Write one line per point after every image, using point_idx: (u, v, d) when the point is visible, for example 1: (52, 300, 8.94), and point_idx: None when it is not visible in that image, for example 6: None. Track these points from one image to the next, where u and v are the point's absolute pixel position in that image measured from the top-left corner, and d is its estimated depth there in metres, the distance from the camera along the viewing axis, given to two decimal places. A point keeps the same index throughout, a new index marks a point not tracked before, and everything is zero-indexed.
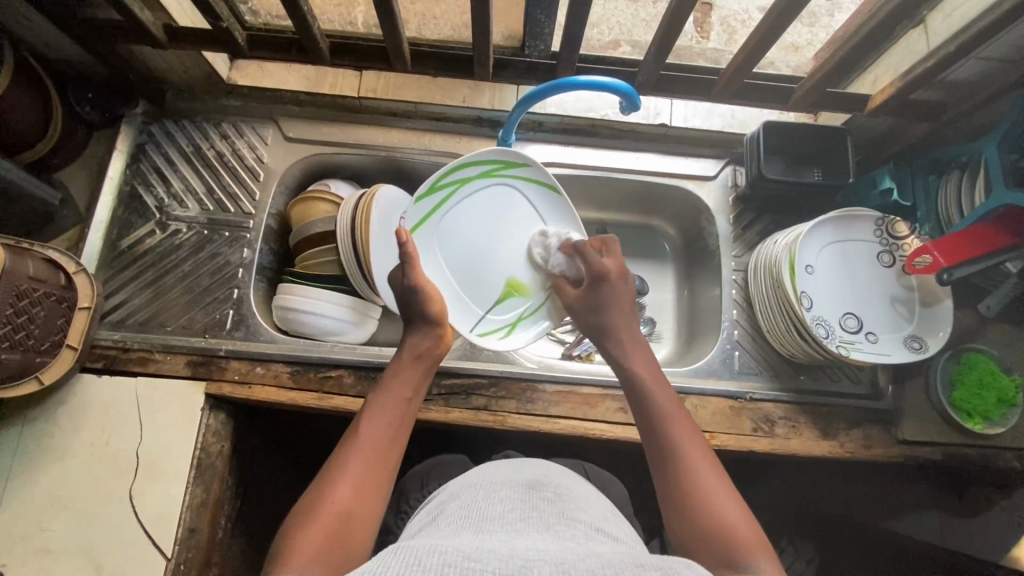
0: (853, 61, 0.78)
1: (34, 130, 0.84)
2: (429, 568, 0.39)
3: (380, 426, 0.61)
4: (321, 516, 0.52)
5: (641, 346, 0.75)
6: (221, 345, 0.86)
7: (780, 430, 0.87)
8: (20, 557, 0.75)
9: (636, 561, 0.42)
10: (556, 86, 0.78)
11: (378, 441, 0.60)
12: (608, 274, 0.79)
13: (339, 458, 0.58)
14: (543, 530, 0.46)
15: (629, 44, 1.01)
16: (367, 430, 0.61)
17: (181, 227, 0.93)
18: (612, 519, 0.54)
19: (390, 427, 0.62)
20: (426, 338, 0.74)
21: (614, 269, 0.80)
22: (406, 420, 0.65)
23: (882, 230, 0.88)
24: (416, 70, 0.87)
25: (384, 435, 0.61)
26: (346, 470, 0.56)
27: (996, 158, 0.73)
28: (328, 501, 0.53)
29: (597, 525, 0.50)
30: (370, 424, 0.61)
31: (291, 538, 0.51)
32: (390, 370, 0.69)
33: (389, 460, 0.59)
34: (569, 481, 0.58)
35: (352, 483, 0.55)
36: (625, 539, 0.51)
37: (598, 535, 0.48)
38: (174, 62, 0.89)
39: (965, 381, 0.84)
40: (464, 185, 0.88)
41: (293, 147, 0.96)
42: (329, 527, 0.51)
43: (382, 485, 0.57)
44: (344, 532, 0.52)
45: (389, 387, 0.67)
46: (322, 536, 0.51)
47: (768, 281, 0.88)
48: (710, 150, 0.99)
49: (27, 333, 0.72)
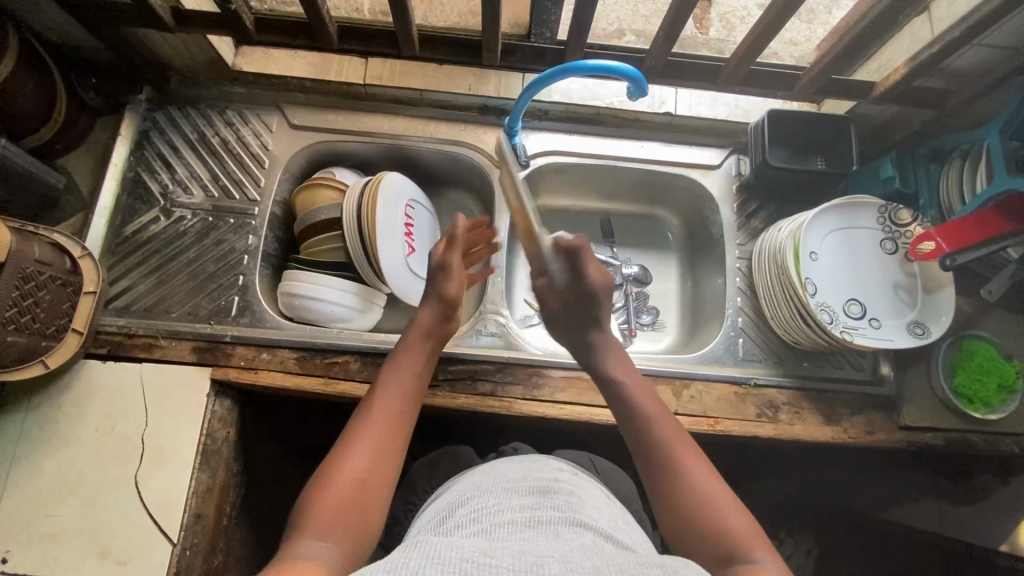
0: (858, 47, 0.79)
1: (39, 114, 0.84)
2: (447, 561, 0.39)
3: (391, 402, 0.61)
4: (339, 484, 0.52)
5: (609, 338, 0.73)
6: (226, 331, 0.86)
7: (784, 416, 0.88)
8: (23, 543, 0.75)
9: (642, 561, 0.42)
10: (565, 71, 0.77)
11: (390, 415, 0.60)
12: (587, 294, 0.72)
13: (352, 431, 0.58)
14: (554, 533, 0.46)
15: (634, 33, 1.01)
16: (382, 401, 0.61)
17: (185, 214, 0.92)
18: (623, 526, 0.54)
19: (404, 397, 0.62)
20: (435, 314, 0.72)
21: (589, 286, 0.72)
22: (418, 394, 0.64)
23: (885, 217, 0.89)
24: (425, 55, 0.87)
25: (396, 408, 0.61)
26: (363, 439, 0.56)
27: (996, 145, 0.74)
28: (345, 469, 0.53)
29: (607, 530, 0.50)
30: (382, 399, 0.61)
31: (308, 506, 0.51)
32: (400, 346, 0.68)
33: (403, 431, 0.59)
34: (581, 486, 0.58)
35: (368, 453, 0.55)
36: (632, 546, 0.50)
37: (608, 540, 0.48)
38: (178, 45, 0.88)
39: (965, 367, 0.86)
40: None
41: (298, 134, 0.96)
42: (346, 496, 0.52)
43: (397, 457, 0.57)
44: (362, 502, 0.52)
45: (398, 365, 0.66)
46: (341, 504, 0.51)
47: (772, 268, 0.88)
48: (714, 140, 1.00)
49: (33, 317, 0.71)
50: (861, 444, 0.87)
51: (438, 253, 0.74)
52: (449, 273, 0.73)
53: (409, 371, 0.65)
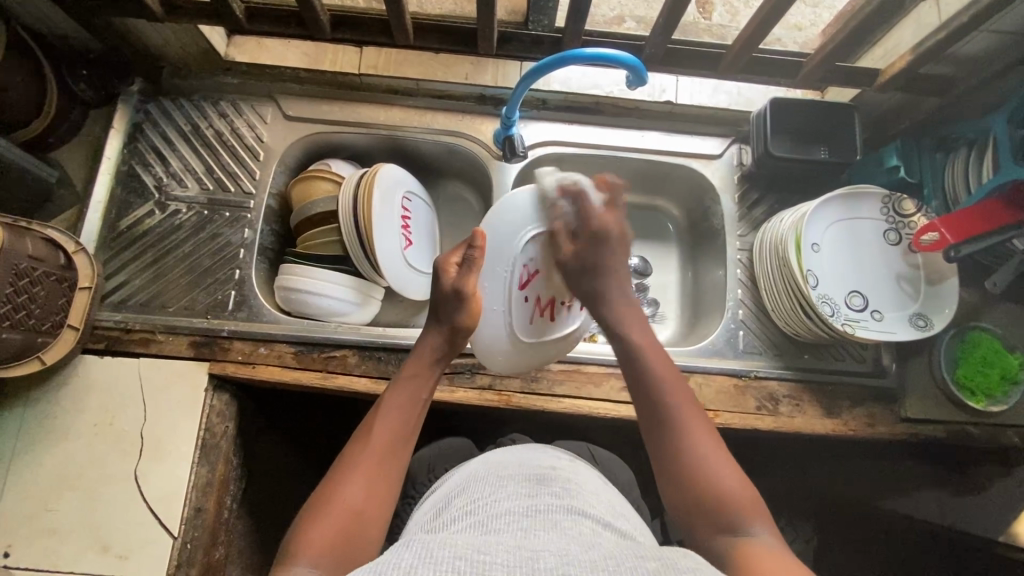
0: (863, 33, 0.77)
1: (28, 106, 0.83)
2: (441, 560, 0.38)
3: (389, 427, 0.59)
4: (332, 512, 0.51)
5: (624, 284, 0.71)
6: (223, 326, 0.86)
7: (784, 409, 0.87)
8: (26, 537, 0.75)
9: (639, 553, 0.41)
10: (561, 60, 0.76)
11: (387, 443, 0.58)
12: (609, 237, 0.71)
13: (349, 456, 0.56)
14: (552, 522, 0.46)
15: (634, 19, 0.99)
16: (378, 430, 0.59)
17: (181, 208, 0.92)
18: (621, 513, 0.53)
19: (401, 426, 0.60)
20: (439, 338, 0.69)
21: (614, 230, 0.71)
22: (418, 420, 0.63)
23: (889, 208, 0.88)
24: (419, 44, 0.86)
25: (396, 432, 0.59)
26: (356, 469, 0.55)
27: (1004, 133, 0.73)
28: (339, 498, 0.52)
29: (605, 517, 0.50)
30: (380, 423, 0.59)
31: (300, 531, 0.50)
32: (402, 374, 0.66)
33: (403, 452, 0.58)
34: (578, 473, 0.58)
35: (367, 471, 0.55)
36: (632, 534, 0.50)
37: (607, 529, 0.48)
38: (169, 36, 0.87)
39: (968, 359, 0.85)
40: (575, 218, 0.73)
41: (293, 125, 0.95)
42: (342, 520, 0.50)
43: (395, 483, 0.56)
44: (357, 530, 0.51)
45: (396, 392, 0.64)
46: (335, 531, 0.49)
47: (775, 259, 0.87)
48: (716, 129, 0.99)
49: (28, 313, 0.71)
50: (861, 436, 0.86)
51: (463, 277, 0.69)
52: (468, 301, 0.69)
53: (410, 400, 0.63)
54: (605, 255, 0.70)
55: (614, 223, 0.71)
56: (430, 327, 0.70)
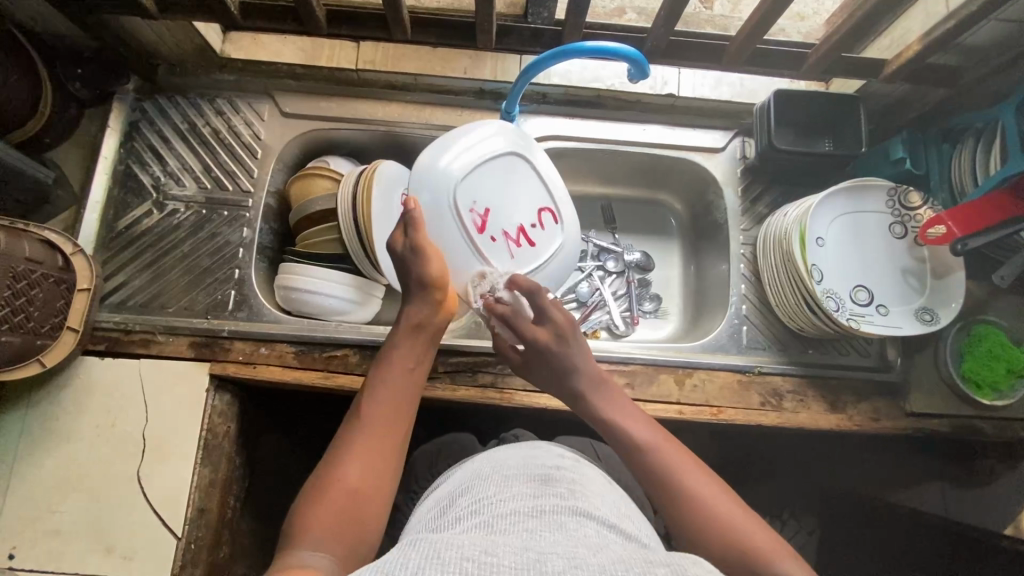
0: (868, 24, 0.76)
1: (23, 107, 0.83)
2: (448, 562, 0.37)
3: (381, 403, 0.57)
4: (330, 495, 0.50)
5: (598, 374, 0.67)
6: (224, 326, 0.85)
7: (788, 404, 0.86)
8: (30, 539, 0.75)
9: (648, 557, 0.40)
10: (562, 53, 0.75)
11: (381, 420, 0.56)
12: (547, 347, 0.68)
13: (344, 438, 0.55)
14: (558, 523, 0.46)
15: (635, 11, 0.97)
16: (369, 407, 0.57)
17: (178, 207, 0.91)
18: (627, 515, 0.53)
19: (394, 401, 0.58)
20: (423, 307, 0.66)
21: (547, 338, 0.68)
22: (412, 390, 0.60)
23: (894, 200, 0.86)
24: (417, 38, 0.85)
25: (389, 407, 0.57)
26: (351, 449, 0.53)
27: (1012, 122, 0.71)
28: (335, 479, 0.51)
29: (610, 519, 0.49)
30: (372, 400, 0.57)
31: (300, 518, 0.49)
32: (388, 344, 0.63)
33: (400, 427, 0.57)
34: (583, 473, 0.57)
35: (363, 452, 0.53)
36: (638, 537, 0.49)
37: (611, 531, 0.47)
38: (164, 33, 0.86)
39: (974, 354, 0.83)
40: (481, 141, 0.79)
41: (290, 122, 0.94)
42: (340, 506, 0.49)
43: (391, 461, 0.55)
44: (356, 511, 0.50)
45: (388, 362, 0.61)
46: (333, 517, 0.49)
47: (779, 255, 0.86)
48: (719, 121, 0.97)
49: (26, 316, 0.71)
50: (865, 431, 0.86)
51: (410, 237, 0.66)
52: (427, 257, 0.66)
53: (399, 369, 0.61)
54: (551, 364, 0.68)
55: (543, 333, 0.68)
56: (409, 297, 0.66)
